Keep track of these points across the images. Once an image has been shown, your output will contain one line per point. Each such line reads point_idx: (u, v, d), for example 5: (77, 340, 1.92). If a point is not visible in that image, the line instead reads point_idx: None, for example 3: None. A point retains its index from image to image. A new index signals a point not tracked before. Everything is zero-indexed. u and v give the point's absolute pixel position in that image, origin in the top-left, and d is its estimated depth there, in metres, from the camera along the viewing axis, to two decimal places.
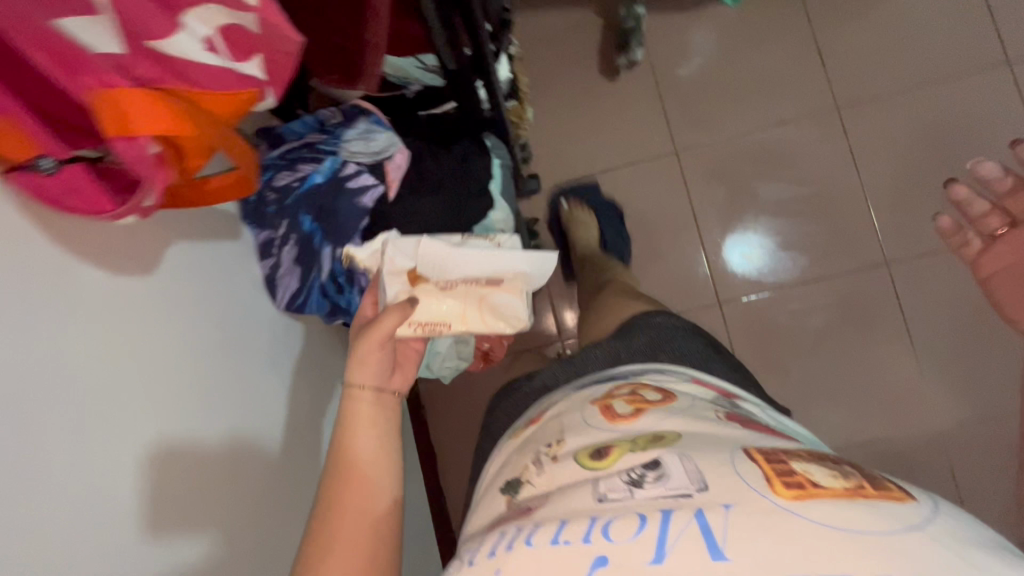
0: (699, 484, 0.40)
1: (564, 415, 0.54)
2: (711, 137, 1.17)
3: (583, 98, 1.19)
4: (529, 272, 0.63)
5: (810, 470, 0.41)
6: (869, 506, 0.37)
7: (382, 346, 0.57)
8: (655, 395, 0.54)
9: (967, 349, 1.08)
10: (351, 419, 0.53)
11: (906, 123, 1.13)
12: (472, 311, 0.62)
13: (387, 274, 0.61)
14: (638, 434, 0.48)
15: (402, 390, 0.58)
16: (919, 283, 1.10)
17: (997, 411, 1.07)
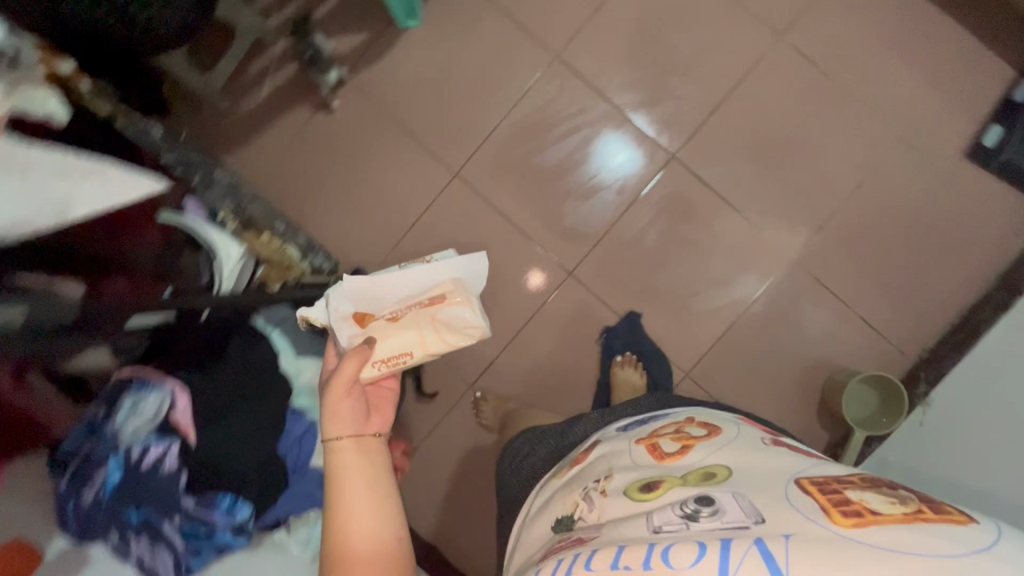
0: (755, 517, 0.52)
1: (612, 457, 0.69)
2: (475, 143, 1.21)
3: (347, 179, 1.21)
4: (464, 279, 0.74)
5: (867, 499, 0.51)
6: (927, 528, 0.46)
7: (350, 395, 0.68)
8: (703, 435, 0.69)
9: (776, 182, 1.17)
10: (336, 469, 0.65)
11: (613, 31, 1.19)
12: (428, 333, 0.72)
13: (338, 325, 0.72)
14: (689, 472, 0.62)
15: (382, 432, 0.70)
16: (708, 154, 1.18)
17: (826, 215, 1.16)
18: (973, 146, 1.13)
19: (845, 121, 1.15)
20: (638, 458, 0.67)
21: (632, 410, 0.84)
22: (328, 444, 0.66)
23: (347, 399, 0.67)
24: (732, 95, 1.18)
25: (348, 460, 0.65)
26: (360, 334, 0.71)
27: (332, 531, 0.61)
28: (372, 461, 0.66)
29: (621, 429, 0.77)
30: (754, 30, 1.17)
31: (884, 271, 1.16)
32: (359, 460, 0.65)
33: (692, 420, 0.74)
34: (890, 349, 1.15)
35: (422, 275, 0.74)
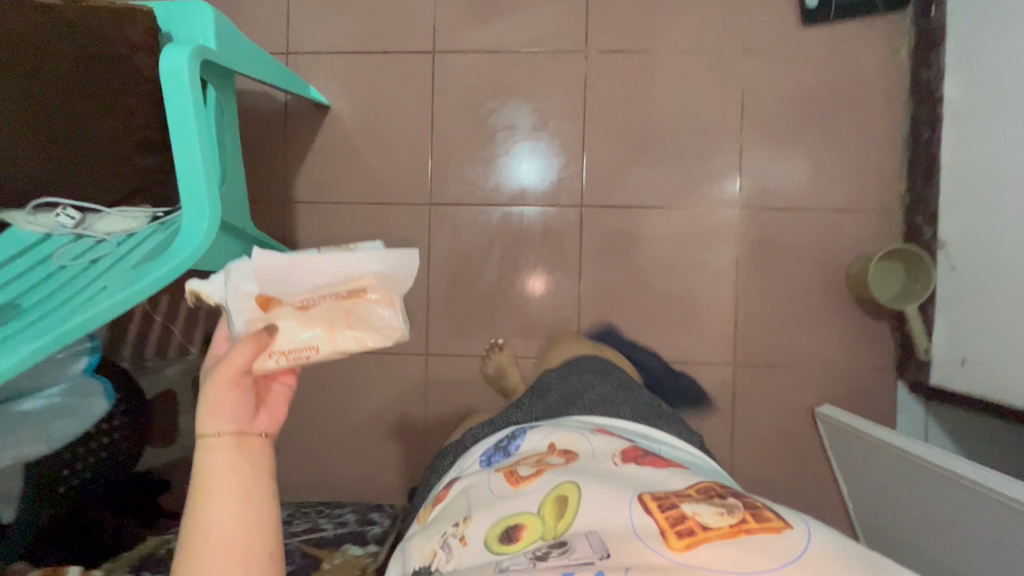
0: (602, 553, 0.50)
1: (471, 489, 0.63)
2: (420, 321, 1.21)
3: (347, 429, 1.22)
4: (390, 271, 0.58)
5: (700, 511, 0.51)
6: (744, 540, 0.47)
7: (237, 386, 0.56)
8: (561, 453, 0.64)
9: (680, 161, 1.18)
10: (210, 469, 0.53)
11: (454, 150, 1.20)
12: (341, 329, 0.57)
13: (235, 305, 0.57)
14: (542, 503, 0.57)
15: (270, 430, 0.58)
16: (608, 183, 1.19)
17: (740, 155, 1.17)
18: (803, 14, 1.14)
19: (688, 73, 1.17)
20: (495, 486, 0.61)
21: (514, 423, 0.77)
22: (201, 440, 0.54)
23: (232, 391, 0.55)
24: (587, 124, 1.18)
25: (219, 458, 0.54)
26: (258, 321, 0.56)
27: (190, 538, 0.51)
28: (251, 466, 0.55)
29: (488, 454, 0.70)
30: (562, 62, 1.18)
31: (815, 160, 1.16)
32: (237, 459, 0.54)
33: (543, 432, 0.69)
34: (875, 216, 1.15)
35: (339, 262, 0.57)
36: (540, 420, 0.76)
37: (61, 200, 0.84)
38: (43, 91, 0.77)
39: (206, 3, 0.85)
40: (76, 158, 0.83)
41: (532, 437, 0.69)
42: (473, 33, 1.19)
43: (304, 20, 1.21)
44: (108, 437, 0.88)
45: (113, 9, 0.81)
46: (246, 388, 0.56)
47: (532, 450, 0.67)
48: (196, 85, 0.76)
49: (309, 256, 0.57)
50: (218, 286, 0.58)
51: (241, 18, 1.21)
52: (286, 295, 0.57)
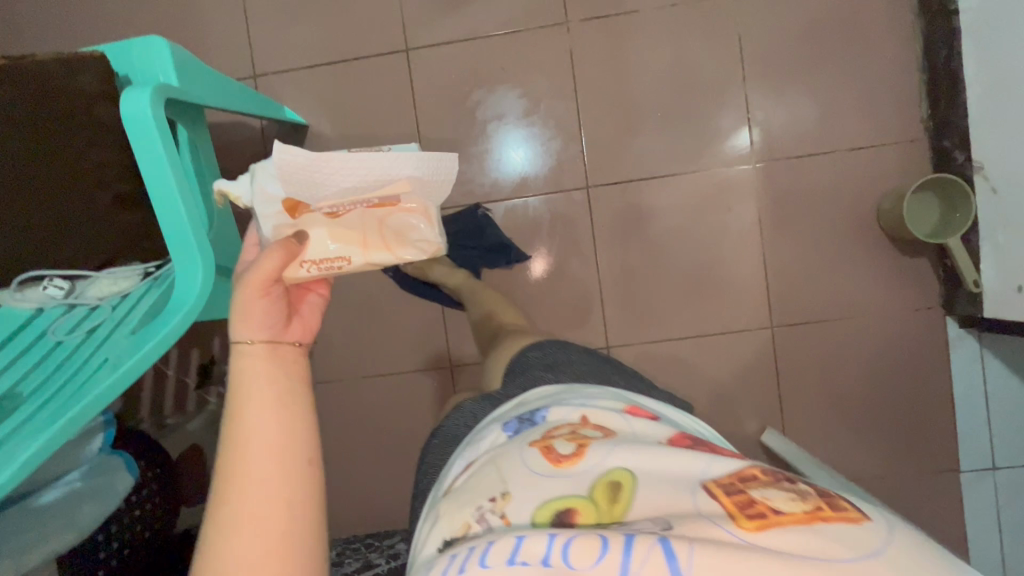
0: (662, 524, 0.43)
1: (500, 460, 0.52)
2: (440, 332, 1.16)
3: (383, 455, 1.18)
4: (424, 179, 0.54)
5: (770, 494, 0.43)
6: (824, 530, 0.40)
7: (268, 296, 0.53)
8: (595, 428, 0.55)
9: (683, 124, 1.11)
10: (244, 375, 0.50)
11: (446, 149, 1.14)
12: (373, 241, 0.56)
13: (261, 208, 0.54)
14: (593, 480, 0.48)
15: (303, 340, 0.54)
16: (612, 160, 1.12)
17: (746, 107, 1.10)
18: None
19: (679, 29, 1.10)
20: (531, 460, 0.51)
21: (501, 407, 0.65)
22: (234, 346, 0.51)
23: (263, 297, 0.52)
24: (581, 99, 1.12)
25: (257, 367, 0.50)
26: (288, 228, 0.55)
27: (227, 444, 0.47)
28: (287, 373, 0.51)
29: (504, 427, 0.59)
30: (545, 38, 1.11)
31: (828, 98, 1.09)
32: (275, 368, 0.51)
33: (567, 408, 0.58)
34: (900, 147, 1.08)
35: (367, 168, 0.52)
36: (547, 390, 0.65)
37: (46, 271, 0.79)
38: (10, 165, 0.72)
39: (157, 36, 0.78)
40: (58, 224, 0.77)
41: (557, 411, 0.58)
42: (446, 21, 1.12)
43: (267, 38, 1.14)
44: (139, 510, 0.86)
45: (62, 58, 0.75)
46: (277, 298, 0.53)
47: (558, 423, 0.57)
48: (163, 127, 0.70)
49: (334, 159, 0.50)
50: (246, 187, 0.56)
51: (202, 47, 1.15)
52: (313, 203, 0.53)
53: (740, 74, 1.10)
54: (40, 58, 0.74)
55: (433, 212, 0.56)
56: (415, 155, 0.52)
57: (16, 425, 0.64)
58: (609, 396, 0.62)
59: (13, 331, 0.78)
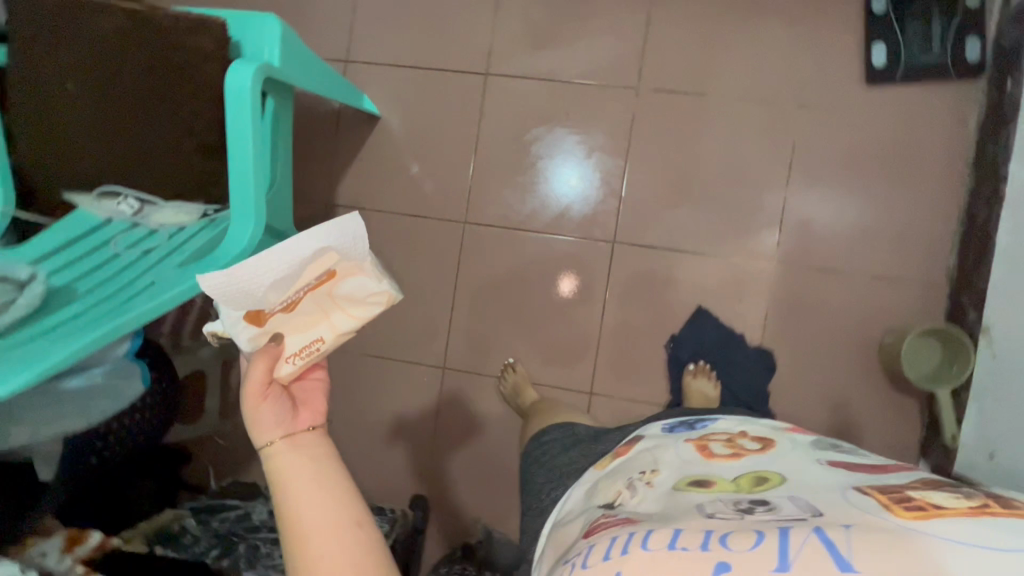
0: (814, 512, 0.43)
1: (658, 450, 0.61)
2: (442, 335, 1.24)
3: (361, 430, 1.26)
4: (345, 245, 0.59)
5: (930, 494, 0.42)
6: (995, 522, 0.38)
7: (268, 398, 0.61)
8: (753, 439, 0.58)
9: (718, 209, 1.16)
10: (279, 471, 0.57)
11: (495, 172, 1.22)
12: (333, 313, 0.63)
13: (230, 330, 0.60)
14: (741, 474, 0.52)
15: (317, 423, 0.62)
16: (641, 226, 1.18)
17: (781, 210, 1.14)
18: (866, 70, 1.11)
19: (738, 120, 1.15)
20: (685, 453, 0.59)
21: (688, 416, 0.75)
22: (263, 450, 0.59)
23: (263, 403, 0.60)
24: (630, 160, 1.18)
25: (286, 458, 0.58)
26: (262, 337, 0.61)
27: (284, 528, 0.54)
28: (313, 457, 0.59)
29: (670, 431, 0.67)
30: (612, 96, 1.18)
31: (862, 223, 1.12)
32: (303, 453, 0.59)
33: (729, 425, 0.64)
34: (917, 290, 1.11)
35: (290, 257, 0.58)
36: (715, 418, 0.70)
37: (124, 189, 0.90)
38: (127, 100, 0.86)
39: (275, 16, 0.91)
40: (135, 154, 0.89)
41: (723, 423, 0.65)
42: (528, 57, 1.20)
43: (367, 31, 1.25)
44: (132, 417, 0.92)
45: (188, 18, 0.86)
46: (275, 398, 0.61)
47: (723, 431, 0.62)
48: (256, 99, 0.80)
49: (258, 260, 0.57)
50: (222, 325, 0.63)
51: (306, 25, 1.26)
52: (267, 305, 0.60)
53: (784, 179, 1.14)
54: (171, 15, 0.85)
55: (367, 264, 0.62)
56: (323, 231, 0.58)
57: (80, 309, 0.73)
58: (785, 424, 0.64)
59: (85, 232, 0.89)
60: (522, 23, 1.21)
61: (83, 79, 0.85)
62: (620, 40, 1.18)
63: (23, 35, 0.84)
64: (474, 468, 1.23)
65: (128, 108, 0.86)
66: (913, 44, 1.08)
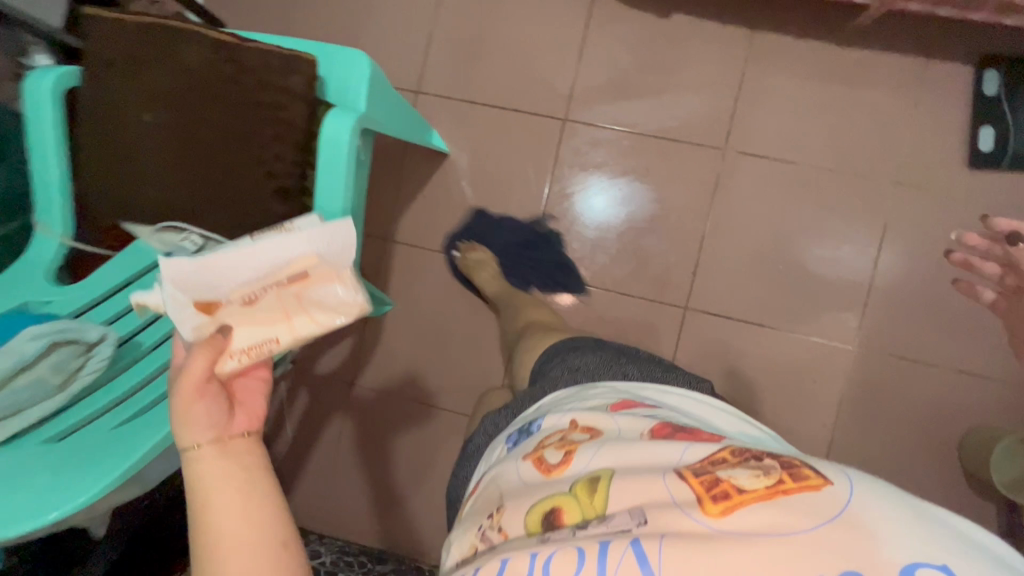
0: (638, 519, 0.42)
1: (500, 478, 0.53)
2: (493, 386, 1.18)
3: (399, 476, 1.20)
4: (326, 251, 0.57)
5: (736, 473, 0.42)
6: (789, 501, 0.38)
7: (204, 396, 0.52)
8: (582, 431, 0.53)
9: (796, 282, 1.11)
10: (202, 482, 0.49)
11: (564, 222, 1.17)
12: (295, 316, 0.57)
13: (175, 313, 0.54)
14: (575, 481, 0.47)
15: (252, 428, 0.53)
16: (714, 293, 1.13)
17: (864, 291, 1.09)
18: (970, 155, 1.06)
19: (829, 193, 1.10)
20: (522, 472, 0.51)
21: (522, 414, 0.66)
22: (184, 453, 0.50)
23: (200, 401, 0.51)
24: (708, 224, 1.13)
25: (214, 468, 0.49)
26: (209, 326, 0.54)
27: (203, 543, 0.46)
28: (243, 466, 0.50)
29: (507, 445, 0.59)
30: (697, 156, 1.13)
31: (950, 312, 1.07)
32: (233, 464, 0.50)
33: (554, 420, 0.57)
34: (1003, 388, 1.05)
35: (267, 250, 0.56)
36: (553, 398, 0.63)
37: (187, 227, 0.83)
38: (205, 141, 0.80)
39: (362, 53, 0.85)
40: (195, 190, 0.82)
41: (554, 417, 0.57)
42: (611, 106, 1.15)
43: (442, 61, 1.19)
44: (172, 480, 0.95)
45: (280, 54, 0.79)
46: (215, 397, 0.52)
47: (552, 428, 0.56)
48: (352, 153, 0.76)
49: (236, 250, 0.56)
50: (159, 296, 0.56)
51: (378, 50, 1.21)
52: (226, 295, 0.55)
53: (869, 258, 1.09)
54: (262, 49, 0.79)
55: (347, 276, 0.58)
56: (313, 231, 0.57)
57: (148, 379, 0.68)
58: (604, 395, 0.59)
59: (142, 269, 0.83)
60: (608, 70, 1.15)
61: (155, 109, 0.79)
62: (710, 97, 1.13)
63: (103, 58, 0.79)
64: None
65: (195, 143, 0.80)
66: None
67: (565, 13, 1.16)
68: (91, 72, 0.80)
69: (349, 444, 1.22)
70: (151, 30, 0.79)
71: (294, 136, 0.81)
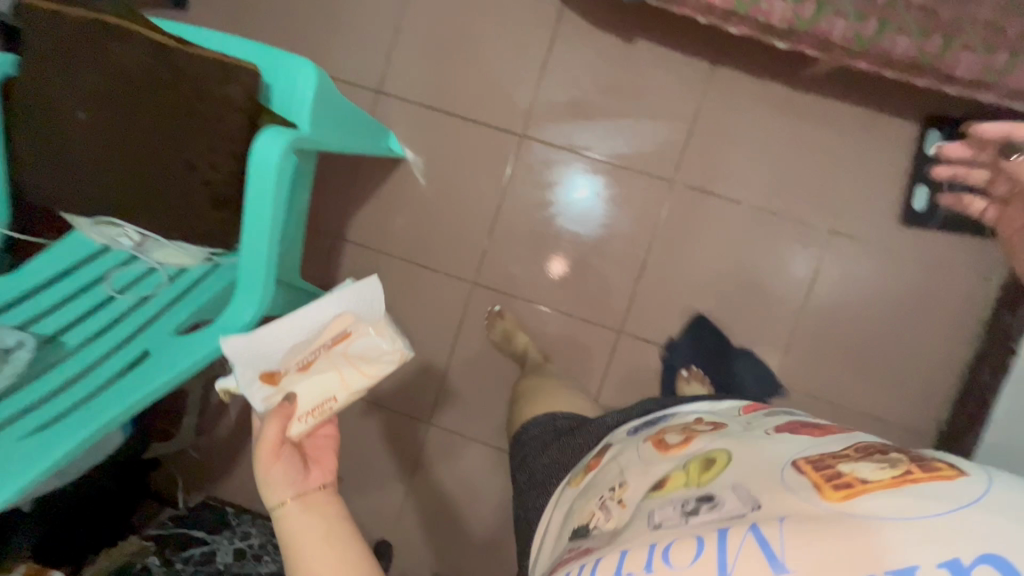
0: (751, 504, 0.43)
1: (619, 454, 0.58)
2: (432, 389, 1.23)
3: (340, 466, 1.26)
4: (360, 309, 0.69)
5: (859, 466, 0.43)
6: (914, 489, 0.39)
7: (280, 458, 0.61)
8: (709, 429, 0.57)
9: (727, 316, 1.15)
10: (292, 535, 0.56)
11: (514, 237, 1.19)
12: (346, 370, 0.67)
13: (249, 389, 0.67)
14: (690, 463, 0.51)
15: (327, 481, 0.61)
16: (649, 320, 1.17)
17: (790, 331, 1.14)
18: (905, 212, 1.09)
19: (769, 234, 1.13)
20: (641, 450, 0.57)
21: (647, 408, 0.70)
22: (274, 512, 0.58)
23: (278, 461, 0.60)
24: (651, 253, 1.16)
25: (300, 519, 0.57)
26: (274, 395, 0.65)
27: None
28: (326, 516, 0.58)
29: (629, 430, 0.64)
30: (647, 185, 1.15)
31: (867, 359, 1.13)
32: (319, 513, 0.58)
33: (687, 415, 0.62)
34: (902, 434, 1.12)
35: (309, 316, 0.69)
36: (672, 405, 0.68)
37: (127, 222, 0.86)
38: (144, 143, 0.80)
39: (309, 65, 0.85)
40: (135, 193, 0.83)
41: (682, 415, 0.63)
42: (568, 126, 1.16)
43: (406, 64, 1.19)
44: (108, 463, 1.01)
45: (222, 63, 0.79)
46: (287, 458, 0.61)
47: (677, 421, 0.61)
48: (284, 173, 0.76)
49: (279, 324, 0.68)
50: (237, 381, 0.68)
51: (345, 44, 1.20)
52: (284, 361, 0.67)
53: (798, 301, 1.13)
54: (204, 56, 0.78)
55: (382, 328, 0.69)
56: (343, 292, 0.69)
57: (76, 376, 0.73)
58: (733, 406, 0.64)
59: (85, 259, 0.86)
60: (570, 89, 1.15)
61: (92, 106, 0.79)
62: (666, 127, 1.14)
63: (40, 51, 0.79)
64: (439, 523, 1.24)
65: (136, 147, 0.81)
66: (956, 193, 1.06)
67: (531, 27, 1.16)
68: (28, 64, 0.79)
69: None
70: (87, 25, 0.78)
71: (233, 147, 0.81)
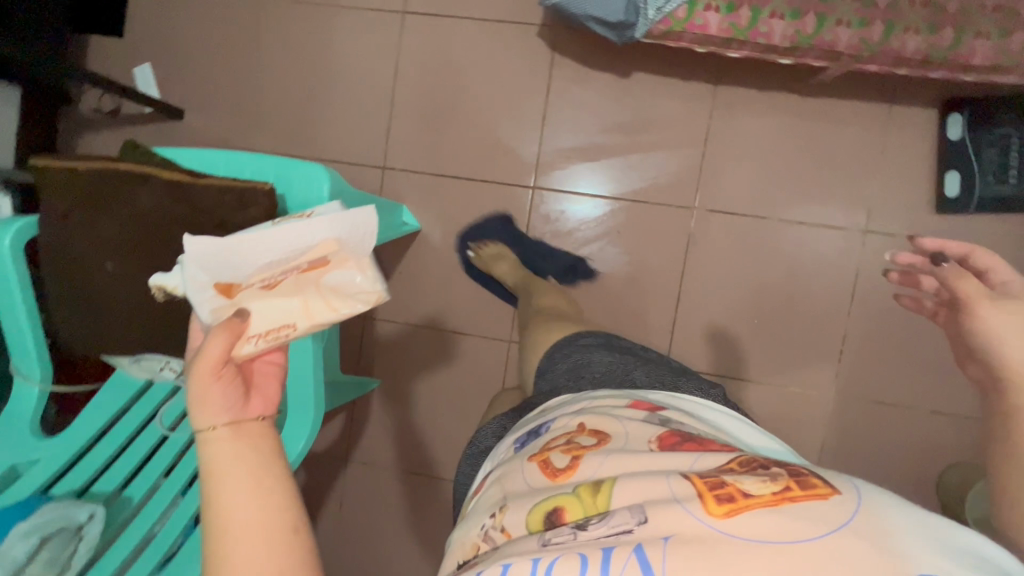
0: (638, 517, 0.41)
1: (504, 478, 0.51)
2: None
3: (403, 543, 1.25)
4: (348, 237, 0.53)
5: (743, 478, 0.41)
6: (793, 508, 0.38)
7: (219, 377, 0.49)
8: (590, 435, 0.51)
9: (771, 334, 1.12)
10: (212, 466, 0.46)
11: None
12: (313, 300, 0.54)
13: (195, 296, 0.53)
14: (581, 483, 0.46)
15: (269, 412, 0.50)
16: (691, 350, 1.15)
17: (838, 339, 1.11)
18: (937, 201, 1.06)
19: (800, 245, 1.11)
20: (526, 475, 0.49)
21: (529, 416, 0.64)
22: (198, 435, 0.47)
23: (219, 383, 0.48)
24: (682, 283, 1.14)
25: (228, 451, 0.47)
26: (226, 310, 0.52)
27: (213, 538, 0.44)
28: (258, 452, 0.47)
29: (512, 446, 0.57)
30: (666, 216, 1.13)
31: (922, 356, 1.09)
32: (249, 446, 0.47)
33: (568, 420, 0.55)
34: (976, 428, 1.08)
35: (288, 236, 0.53)
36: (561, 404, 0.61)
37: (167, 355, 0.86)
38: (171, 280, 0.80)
39: (321, 168, 0.84)
40: (168, 329, 0.82)
41: (563, 419, 0.56)
42: (577, 171, 1.15)
43: (406, 136, 1.19)
44: None
45: (233, 187, 0.77)
46: (231, 381, 0.49)
47: (559, 430, 0.54)
48: None
49: (255, 235, 0.52)
50: (179, 278, 0.54)
51: (343, 127, 1.21)
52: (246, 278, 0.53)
53: (841, 308, 1.11)
54: (215, 183, 0.78)
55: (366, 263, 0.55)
56: (335, 216, 0.53)
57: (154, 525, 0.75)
58: (614, 395, 0.59)
59: (132, 398, 0.87)
60: (573, 134, 1.14)
61: (117, 257, 0.79)
62: (676, 156, 1.12)
63: (56, 207, 0.79)
64: None
65: (164, 286, 0.80)
66: (989, 174, 1.01)
67: (525, 79, 1.15)
68: (47, 223, 0.79)
69: (347, 515, 1.26)
70: (98, 176, 0.78)
71: None
